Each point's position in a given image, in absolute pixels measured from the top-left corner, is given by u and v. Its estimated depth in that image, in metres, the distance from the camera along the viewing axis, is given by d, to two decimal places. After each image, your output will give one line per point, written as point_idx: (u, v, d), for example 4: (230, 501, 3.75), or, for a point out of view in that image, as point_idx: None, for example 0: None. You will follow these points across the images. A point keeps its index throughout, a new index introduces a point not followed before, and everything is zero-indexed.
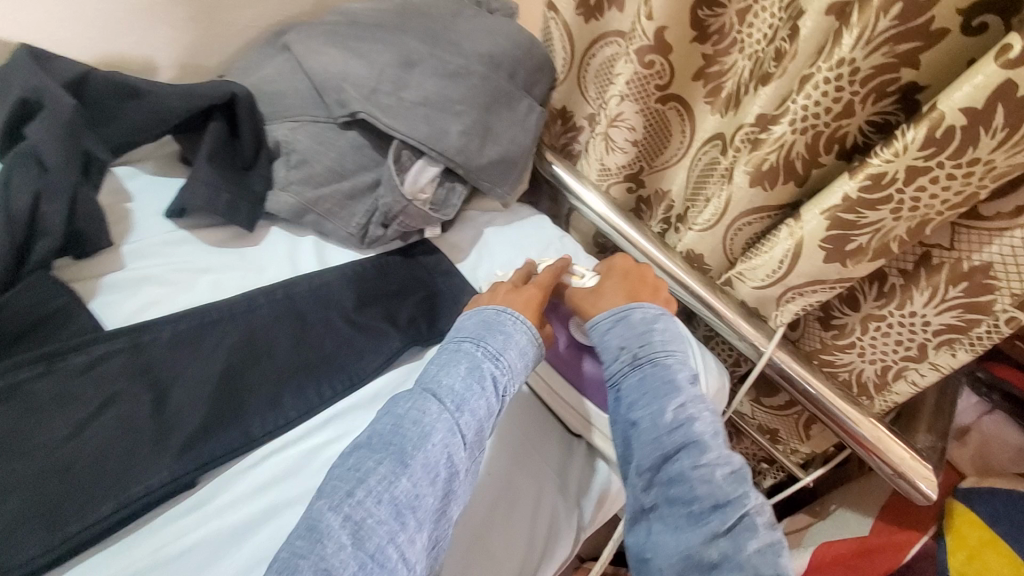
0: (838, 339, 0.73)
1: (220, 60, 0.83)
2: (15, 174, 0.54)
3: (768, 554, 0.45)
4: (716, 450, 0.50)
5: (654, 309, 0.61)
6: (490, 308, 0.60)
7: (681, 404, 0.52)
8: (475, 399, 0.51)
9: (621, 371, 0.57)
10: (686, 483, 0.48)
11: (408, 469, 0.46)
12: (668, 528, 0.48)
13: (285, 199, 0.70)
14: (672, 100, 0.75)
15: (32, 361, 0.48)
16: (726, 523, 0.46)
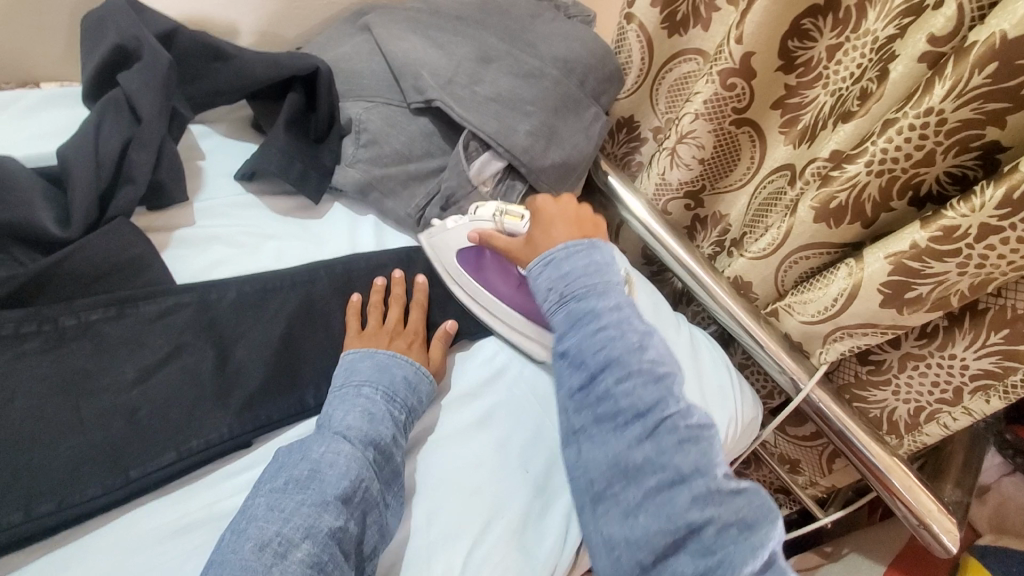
0: (875, 374, 0.72)
1: (299, 33, 0.84)
2: (107, 122, 0.56)
3: (689, 449, 0.49)
4: (637, 360, 0.52)
5: (578, 241, 0.59)
6: (381, 353, 0.57)
7: (603, 327, 0.54)
8: (381, 439, 0.50)
9: (550, 308, 0.58)
10: (610, 400, 0.51)
11: (328, 504, 0.45)
12: (596, 444, 0.52)
13: (352, 174, 0.71)
14: (746, 124, 0.76)
15: (106, 304, 0.49)
16: (648, 430, 0.50)
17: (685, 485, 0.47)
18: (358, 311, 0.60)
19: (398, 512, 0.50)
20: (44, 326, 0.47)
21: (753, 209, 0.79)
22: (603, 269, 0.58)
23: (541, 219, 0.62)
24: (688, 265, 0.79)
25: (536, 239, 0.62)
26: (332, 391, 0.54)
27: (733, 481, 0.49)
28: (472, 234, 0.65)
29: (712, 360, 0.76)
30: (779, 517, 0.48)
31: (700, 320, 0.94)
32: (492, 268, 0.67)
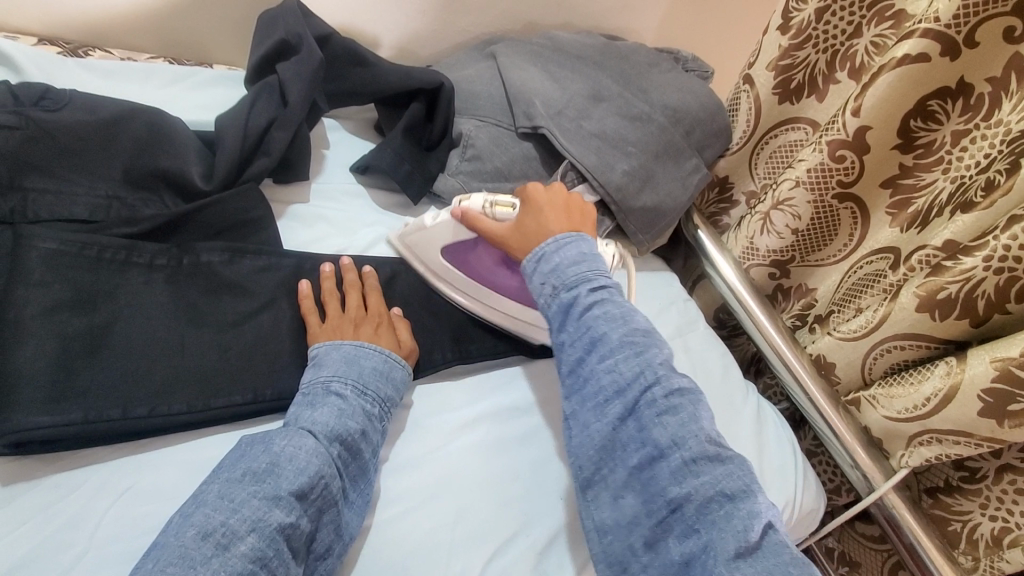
0: (968, 482, 0.65)
1: (432, 53, 0.92)
2: (261, 100, 0.64)
3: (669, 423, 0.47)
4: (619, 335, 0.50)
5: (566, 233, 0.56)
6: (350, 343, 0.55)
7: (586, 309, 0.52)
8: (348, 435, 0.49)
9: (542, 299, 0.55)
10: (592, 381, 0.50)
11: (279, 499, 0.43)
12: (585, 424, 0.51)
13: (452, 184, 0.76)
14: (850, 200, 0.73)
15: (222, 251, 0.56)
16: (627, 407, 0.48)
17: (664, 460, 0.46)
18: (312, 306, 0.57)
19: (357, 509, 0.48)
20: (171, 262, 0.54)
21: (845, 288, 0.76)
22: (593, 257, 0.55)
23: (531, 207, 0.59)
24: (769, 334, 0.76)
25: (523, 226, 0.59)
26: (302, 384, 0.52)
27: (715, 450, 0.46)
28: (456, 213, 0.63)
29: (776, 437, 0.72)
30: (764, 495, 0.44)
31: (771, 393, 0.89)
32: (477, 257, 0.65)
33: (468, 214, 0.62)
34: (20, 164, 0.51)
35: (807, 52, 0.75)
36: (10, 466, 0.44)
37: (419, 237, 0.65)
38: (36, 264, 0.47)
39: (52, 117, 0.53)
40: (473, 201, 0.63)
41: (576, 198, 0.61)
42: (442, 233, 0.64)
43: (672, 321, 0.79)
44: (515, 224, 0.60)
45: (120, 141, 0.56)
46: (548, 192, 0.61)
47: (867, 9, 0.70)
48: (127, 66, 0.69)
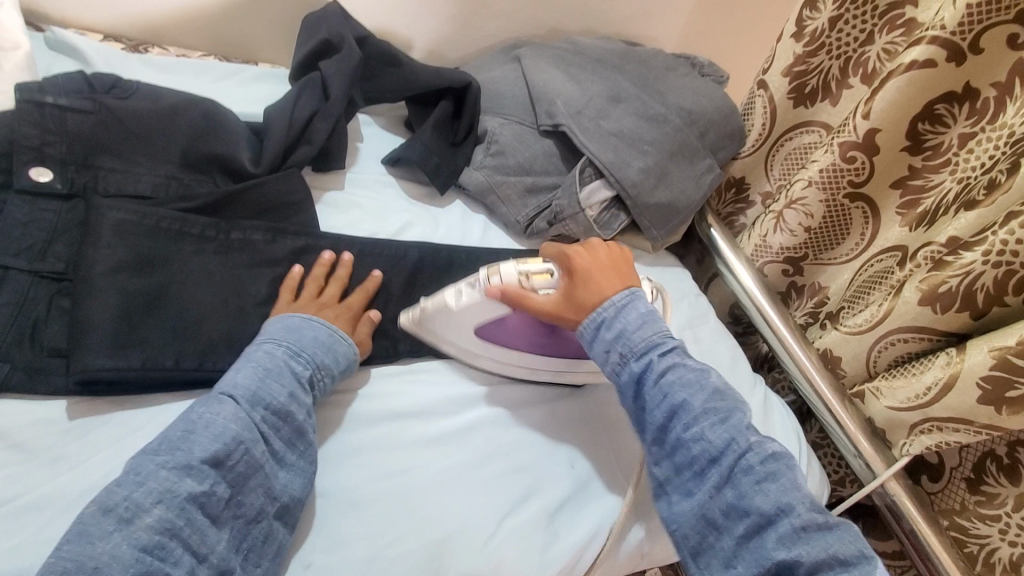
0: (984, 506, 0.66)
1: (460, 56, 0.98)
2: (305, 93, 0.70)
3: (767, 488, 0.49)
4: (702, 401, 0.53)
5: (620, 294, 0.59)
6: (293, 315, 0.57)
7: (664, 376, 0.54)
8: (272, 401, 0.49)
9: (612, 368, 0.57)
10: (684, 450, 0.52)
11: (191, 468, 0.43)
12: (681, 495, 0.53)
13: (477, 177, 0.81)
14: (861, 199, 0.76)
15: (265, 229, 0.61)
16: (724, 476, 0.50)
17: (771, 525, 0.48)
18: (292, 284, 0.60)
19: (290, 473, 0.49)
20: (219, 236, 0.59)
21: (856, 284, 0.78)
22: (651, 315, 0.58)
23: (576, 269, 0.61)
24: (778, 329, 0.79)
25: (575, 294, 0.59)
26: (240, 355, 0.53)
27: (820, 515, 0.48)
28: (495, 291, 0.59)
29: (782, 426, 0.75)
30: (876, 557, 0.47)
31: (780, 387, 0.91)
32: (509, 328, 0.62)
33: (512, 292, 0.59)
34: (91, 144, 0.57)
35: (821, 59, 0.78)
36: (78, 406, 0.49)
37: (439, 316, 0.60)
38: (105, 230, 0.53)
39: (121, 103, 0.59)
40: (506, 274, 0.60)
41: (613, 249, 0.64)
42: (474, 314, 0.60)
43: (683, 313, 0.83)
44: (563, 291, 0.60)
45: (176, 125, 0.61)
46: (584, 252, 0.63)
47: (879, 18, 0.74)
48: (181, 62, 0.76)
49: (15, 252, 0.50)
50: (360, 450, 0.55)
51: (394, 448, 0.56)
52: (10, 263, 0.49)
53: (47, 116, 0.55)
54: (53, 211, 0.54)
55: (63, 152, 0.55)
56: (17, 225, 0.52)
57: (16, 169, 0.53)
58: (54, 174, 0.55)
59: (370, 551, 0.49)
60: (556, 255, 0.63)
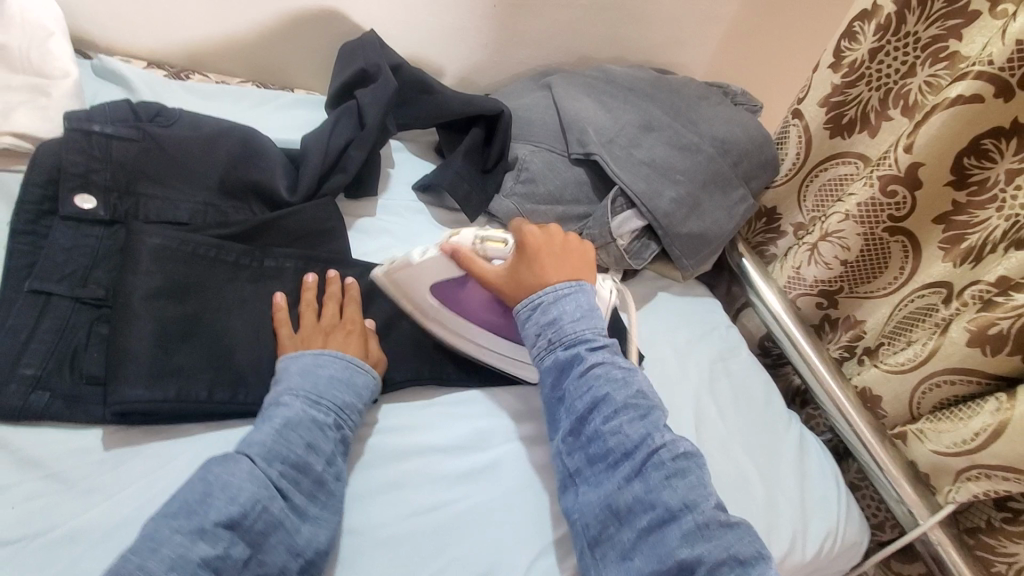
0: (1012, 523, 0.66)
1: (490, 82, 0.98)
2: (342, 121, 0.70)
3: (674, 482, 0.50)
4: (622, 396, 0.54)
5: (566, 284, 0.59)
6: (307, 353, 0.55)
7: (591, 370, 0.55)
8: (293, 455, 0.48)
9: (541, 355, 0.57)
10: (599, 440, 0.53)
11: (205, 531, 0.42)
12: (589, 486, 0.52)
13: (508, 205, 0.81)
14: (901, 233, 0.74)
15: (298, 257, 0.62)
16: (636, 469, 0.51)
17: (678, 522, 0.48)
18: (286, 318, 0.57)
19: (315, 524, 0.47)
20: (254, 263, 0.59)
21: (896, 319, 0.76)
22: (589, 311, 0.59)
23: (527, 245, 0.61)
24: (816, 367, 0.76)
25: (518, 272, 0.60)
26: (260, 405, 0.52)
27: (725, 514, 0.49)
28: (447, 248, 0.59)
29: (820, 468, 0.72)
30: (774, 557, 0.48)
31: (816, 424, 0.88)
32: (465, 296, 0.63)
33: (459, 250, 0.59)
34: (135, 171, 0.58)
35: (860, 90, 0.77)
36: (114, 435, 0.48)
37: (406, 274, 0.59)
38: (145, 258, 0.53)
39: (165, 132, 0.60)
40: (463, 237, 0.61)
41: (569, 239, 0.64)
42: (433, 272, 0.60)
43: (714, 346, 0.81)
44: (510, 266, 0.61)
45: (216, 152, 0.62)
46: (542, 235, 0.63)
47: (921, 51, 0.72)
48: (220, 89, 0.77)
49: (58, 278, 0.51)
50: (396, 485, 0.53)
51: (426, 482, 0.54)
52: (53, 290, 0.50)
53: (94, 144, 0.56)
54: (96, 238, 0.55)
55: (107, 180, 0.56)
56: (60, 251, 0.52)
57: (61, 196, 0.54)
58: (97, 201, 0.55)
59: None
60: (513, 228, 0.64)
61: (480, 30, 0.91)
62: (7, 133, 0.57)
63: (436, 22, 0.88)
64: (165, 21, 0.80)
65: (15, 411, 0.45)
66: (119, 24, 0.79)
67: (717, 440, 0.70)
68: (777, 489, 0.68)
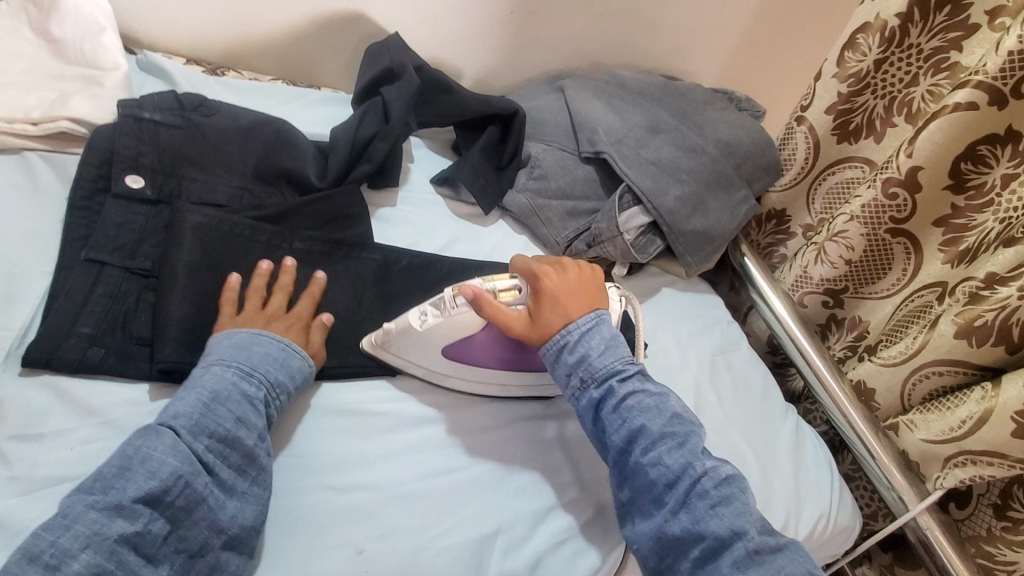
0: (1012, 533, 0.69)
1: (506, 85, 1.03)
2: (368, 115, 0.75)
3: (722, 511, 0.52)
4: (660, 427, 0.56)
5: (586, 318, 0.61)
6: (243, 330, 0.55)
7: (625, 402, 0.58)
8: (218, 429, 0.48)
9: (575, 393, 0.60)
10: (644, 474, 0.55)
11: (124, 508, 0.42)
12: (641, 519, 0.55)
13: (520, 199, 0.85)
14: (902, 235, 0.77)
15: (326, 240, 0.66)
16: (680, 500, 0.53)
17: (727, 549, 0.50)
18: (233, 298, 0.57)
19: (241, 500, 0.47)
20: (284, 243, 0.64)
21: (896, 319, 0.80)
22: (612, 341, 0.61)
23: (546, 287, 0.62)
24: (813, 361, 0.80)
25: (540, 314, 0.61)
26: (185, 378, 0.51)
27: (772, 538, 0.51)
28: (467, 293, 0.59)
29: (814, 455, 0.76)
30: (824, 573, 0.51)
31: (813, 419, 0.91)
32: (477, 343, 0.61)
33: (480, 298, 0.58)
34: (178, 156, 0.63)
35: (866, 98, 0.82)
36: (159, 389, 0.53)
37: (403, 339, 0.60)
38: (188, 234, 0.58)
39: (207, 121, 0.65)
40: (470, 287, 0.60)
41: (582, 271, 0.65)
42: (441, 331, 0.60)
43: (715, 339, 0.84)
44: (529, 309, 0.62)
45: (252, 141, 0.67)
46: (556, 273, 0.64)
47: (925, 61, 0.77)
48: (253, 85, 0.82)
49: (110, 250, 0.56)
50: (415, 450, 0.57)
51: (442, 449, 0.58)
52: (105, 260, 0.55)
53: (143, 130, 0.61)
54: (143, 215, 0.59)
55: (154, 163, 0.61)
56: (112, 226, 0.57)
57: (114, 175, 0.59)
58: (145, 182, 0.60)
59: (417, 542, 0.51)
60: (518, 266, 0.64)
61: (497, 35, 0.96)
62: (65, 117, 0.62)
63: (456, 27, 0.93)
64: (204, 20, 0.85)
65: (72, 365, 0.50)
66: (162, 23, 0.85)
67: (716, 426, 0.73)
68: (772, 473, 0.71)
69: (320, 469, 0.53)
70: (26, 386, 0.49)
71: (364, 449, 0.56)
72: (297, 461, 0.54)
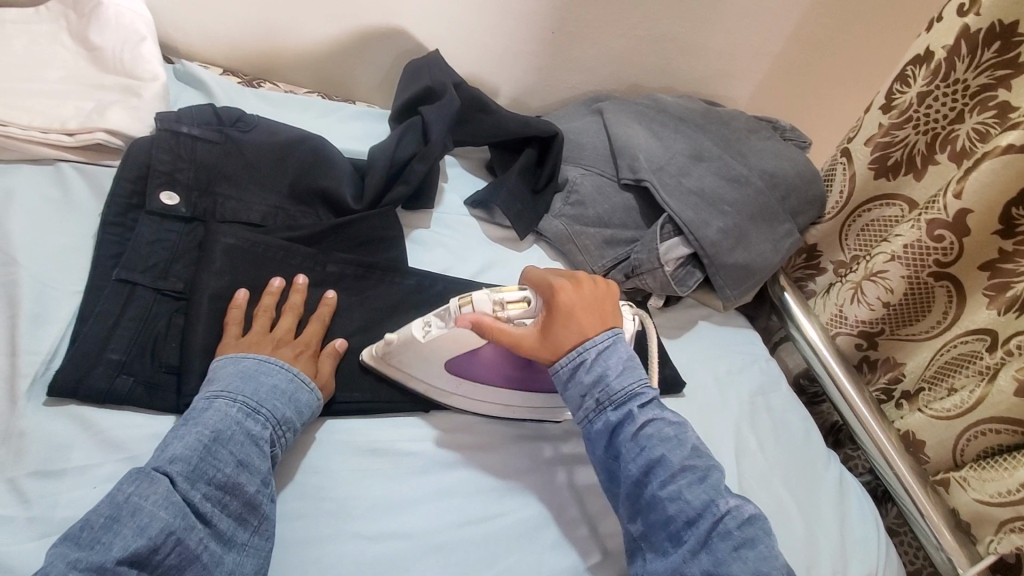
0: None
1: (542, 105, 1.01)
2: (407, 134, 0.73)
3: (744, 553, 0.48)
4: (680, 458, 0.52)
5: (603, 334, 0.57)
6: (249, 357, 0.52)
7: (643, 429, 0.54)
8: (216, 476, 0.45)
9: (586, 414, 0.56)
10: (661, 508, 0.51)
11: (106, 570, 0.38)
12: (655, 556, 0.51)
13: (556, 225, 0.82)
14: (945, 278, 0.74)
15: (359, 264, 0.64)
16: (701, 539, 0.49)
17: None
18: (239, 316, 0.55)
19: (238, 555, 0.44)
20: (317, 266, 0.62)
21: (935, 366, 0.76)
22: (630, 361, 0.57)
23: (559, 307, 0.57)
24: (857, 408, 0.76)
25: (553, 334, 0.57)
26: (185, 411, 0.48)
27: None
28: (466, 322, 0.54)
29: (859, 510, 0.72)
30: None
31: (854, 466, 0.86)
32: (482, 361, 0.58)
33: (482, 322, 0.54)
34: (214, 172, 0.61)
35: (907, 133, 0.77)
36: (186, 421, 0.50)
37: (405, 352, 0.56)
38: (219, 255, 0.56)
39: (244, 137, 0.63)
40: (477, 303, 0.55)
41: (599, 286, 0.60)
42: (447, 342, 0.56)
43: (754, 378, 0.81)
44: (541, 328, 0.57)
45: (289, 159, 0.65)
46: (574, 288, 0.59)
47: (970, 97, 0.73)
48: (290, 99, 0.81)
49: (142, 269, 0.54)
50: (445, 493, 0.54)
51: (476, 493, 0.55)
52: (137, 280, 0.53)
53: (180, 145, 0.60)
54: (176, 233, 0.57)
55: (190, 179, 0.59)
56: (144, 245, 0.55)
57: (148, 192, 0.57)
58: (180, 199, 0.58)
59: None
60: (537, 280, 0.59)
61: (536, 54, 0.94)
62: (102, 129, 0.60)
63: (496, 45, 0.92)
64: (242, 31, 0.84)
65: (100, 395, 0.48)
66: (202, 33, 0.84)
67: (757, 474, 0.70)
68: (816, 527, 0.67)
69: (349, 511, 0.51)
70: (51, 413, 0.46)
71: (393, 491, 0.53)
72: (328, 504, 0.51)
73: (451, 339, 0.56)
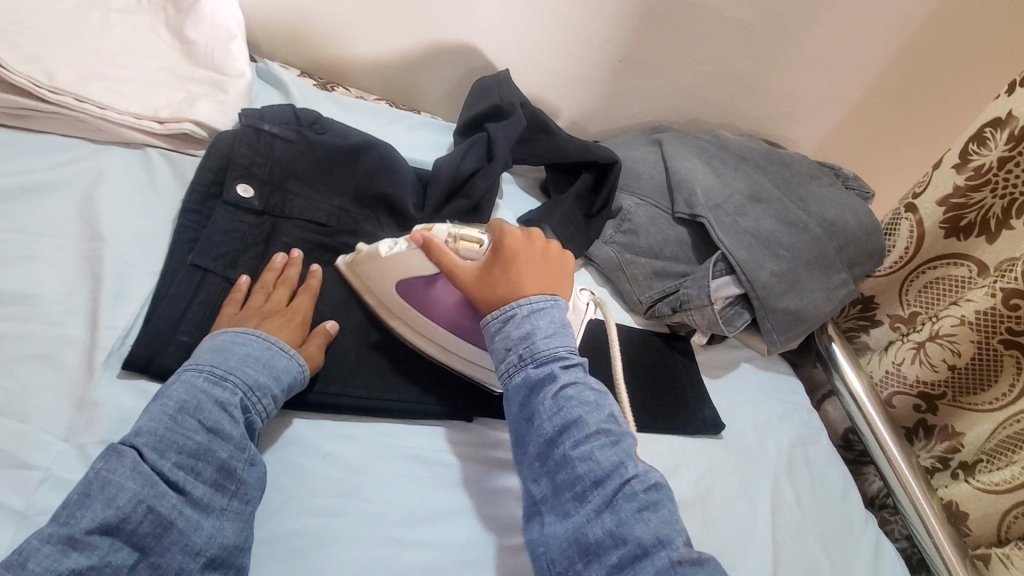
0: None
1: (601, 130, 1.01)
2: (473, 150, 0.75)
3: (644, 515, 0.48)
4: (595, 420, 0.52)
5: (541, 296, 0.57)
6: (225, 332, 0.52)
7: (563, 390, 0.53)
8: (183, 445, 0.45)
9: (508, 370, 0.54)
10: (569, 467, 0.50)
11: (76, 541, 0.39)
12: (556, 517, 0.50)
13: (606, 252, 0.83)
14: (1015, 347, 0.70)
15: None
16: (606, 500, 0.48)
17: (649, 558, 0.46)
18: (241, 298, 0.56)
19: (215, 522, 0.44)
20: None
21: (997, 439, 0.72)
22: (562, 326, 0.56)
23: (507, 250, 0.59)
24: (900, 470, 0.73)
25: (491, 274, 0.58)
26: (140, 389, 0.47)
27: (695, 551, 0.47)
28: (417, 237, 0.58)
29: None
30: None
31: (890, 530, 0.82)
32: (434, 296, 0.61)
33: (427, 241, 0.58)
34: (287, 170, 0.64)
35: (984, 195, 0.74)
36: None
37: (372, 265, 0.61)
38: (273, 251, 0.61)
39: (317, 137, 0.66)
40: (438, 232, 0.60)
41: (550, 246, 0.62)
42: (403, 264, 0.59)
43: (794, 428, 0.78)
44: (482, 267, 0.58)
45: (358, 163, 0.67)
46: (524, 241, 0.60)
47: None
48: (360, 104, 0.84)
49: (214, 257, 0.57)
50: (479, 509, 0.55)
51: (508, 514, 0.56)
52: (208, 267, 0.56)
53: (260, 141, 0.63)
54: (247, 225, 0.60)
55: (264, 174, 0.62)
56: (218, 233, 0.58)
57: (226, 182, 0.60)
58: (254, 192, 0.61)
59: None
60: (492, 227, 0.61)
61: (601, 81, 0.94)
62: (189, 120, 0.64)
63: (562, 68, 0.93)
64: (321, 35, 0.87)
65: (167, 374, 0.50)
66: (286, 35, 0.87)
67: (791, 528, 0.68)
68: None
69: (380, 516, 0.51)
70: (121, 384, 0.49)
71: (428, 501, 0.54)
72: (359, 507, 0.51)
73: (406, 263, 0.59)
